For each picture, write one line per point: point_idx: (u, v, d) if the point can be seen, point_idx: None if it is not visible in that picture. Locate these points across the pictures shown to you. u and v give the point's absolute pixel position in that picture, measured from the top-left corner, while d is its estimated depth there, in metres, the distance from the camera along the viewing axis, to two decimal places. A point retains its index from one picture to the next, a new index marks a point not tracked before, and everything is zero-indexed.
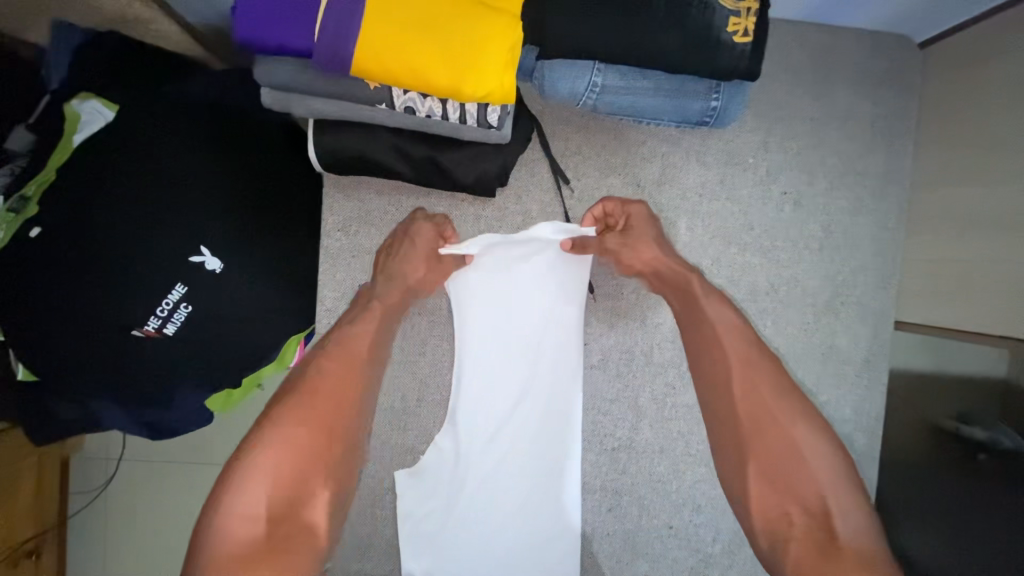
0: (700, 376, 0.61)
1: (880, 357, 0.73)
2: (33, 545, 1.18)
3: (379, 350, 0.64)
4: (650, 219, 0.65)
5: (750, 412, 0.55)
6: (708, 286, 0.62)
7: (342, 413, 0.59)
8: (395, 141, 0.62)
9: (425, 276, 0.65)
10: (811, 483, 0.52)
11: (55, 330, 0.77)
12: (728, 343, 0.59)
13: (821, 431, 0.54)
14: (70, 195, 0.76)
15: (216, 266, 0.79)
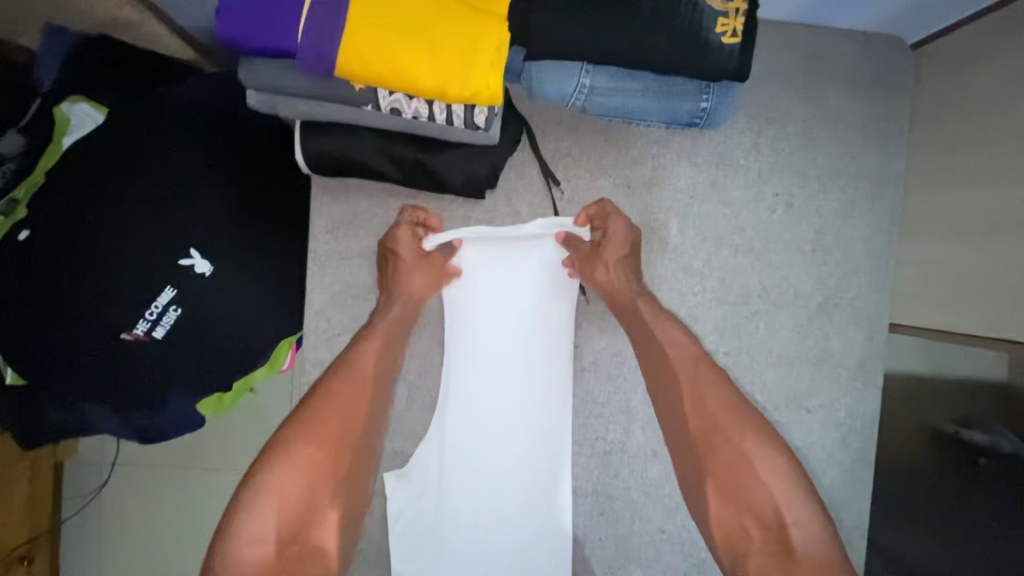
0: (660, 403, 0.62)
1: (874, 360, 0.72)
2: (26, 549, 1.25)
3: (387, 366, 0.63)
4: (627, 234, 0.65)
5: (702, 434, 0.57)
6: (656, 309, 0.63)
7: (351, 430, 0.58)
8: (382, 142, 0.62)
9: (424, 286, 0.64)
10: (766, 497, 0.53)
11: (44, 334, 0.76)
12: (676, 364, 0.60)
13: (773, 442, 0.56)
14: (59, 198, 0.75)
15: (205, 268, 0.79)
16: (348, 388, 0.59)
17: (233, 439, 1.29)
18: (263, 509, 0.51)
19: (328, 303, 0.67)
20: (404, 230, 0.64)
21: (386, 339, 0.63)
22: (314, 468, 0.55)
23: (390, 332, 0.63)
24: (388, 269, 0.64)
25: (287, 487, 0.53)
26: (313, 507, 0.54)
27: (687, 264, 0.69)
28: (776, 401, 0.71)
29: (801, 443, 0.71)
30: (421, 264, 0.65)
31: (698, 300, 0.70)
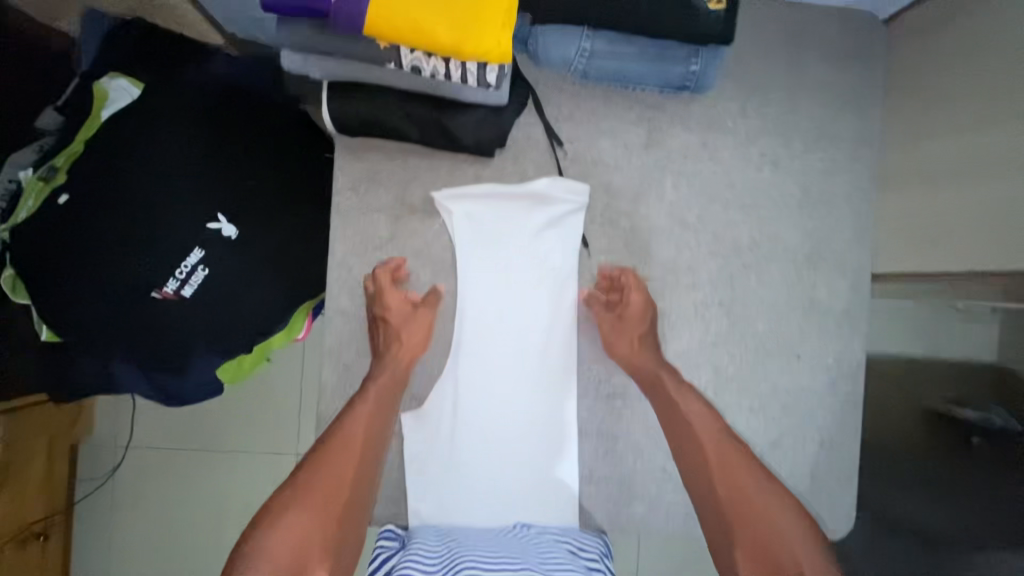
0: (688, 474, 0.67)
1: (858, 309, 0.77)
2: (41, 527, 1.28)
3: (379, 429, 0.68)
4: (646, 306, 0.72)
5: (733, 502, 0.62)
6: (681, 382, 0.70)
7: (341, 493, 0.63)
8: (401, 102, 0.67)
9: (409, 344, 0.71)
10: (793, 560, 0.57)
11: (79, 292, 0.81)
12: (700, 433, 0.67)
13: (777, 503, 0.62)
14: (97, 165, 0.81)
15: (232, 232, 0.85)
16: (343, 451, 0.65)
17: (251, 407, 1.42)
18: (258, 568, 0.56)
19: (349, 253, 0.72)
20: (392, 291, 0.70)
21: (377, 406, 0.68)
22: (306, 529, 0.60)
23: (381, 397, 0.69)
24: (380, 334, 0.71)
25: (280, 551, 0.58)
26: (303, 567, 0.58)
27: (681, 218, 0.75)
28: (768, 347, 0.76)
29: (792, 388, 0.76)
30: (412, 325, 0.71)
31: (693, 253, 0.75)
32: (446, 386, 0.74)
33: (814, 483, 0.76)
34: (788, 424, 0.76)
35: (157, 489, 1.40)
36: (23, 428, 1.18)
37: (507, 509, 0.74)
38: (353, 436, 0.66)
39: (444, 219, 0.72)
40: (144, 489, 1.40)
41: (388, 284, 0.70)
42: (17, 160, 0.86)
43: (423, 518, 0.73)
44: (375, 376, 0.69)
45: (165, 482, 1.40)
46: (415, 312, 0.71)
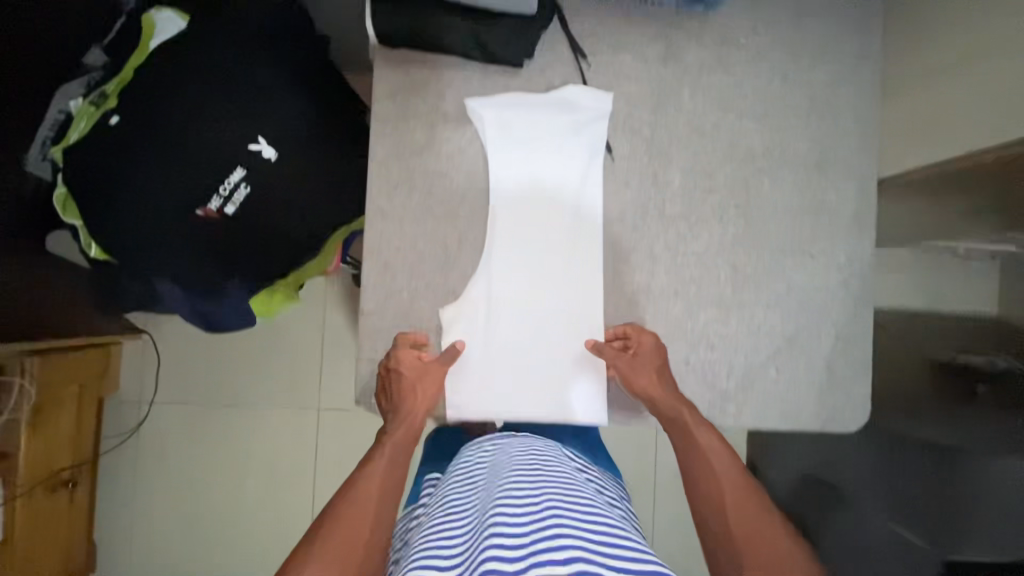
0: (700, 499, 0.72)
1: (866, 212, 0.82)
2: (69, 474, 1.29)
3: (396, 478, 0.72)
4: (649, 351, 0.77)
5: (742, 526, 0.67)
6: (698, 417, 0.76)
7: (362, 534, 0.65)
8: (440, 12, 0.73)
9: (423, 393, 0.76)
10: None
11: (129, 206, 0.85)
12: (716, 464, 0.73)
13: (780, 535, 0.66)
14: (147, 90, 0.86)
15: (271, 154, 0.90)
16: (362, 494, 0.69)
17: (275, 356, 1.46)
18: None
19: (388, 158, 0.76)
20: (407, 347, 0.75)
21: (392, 456, 0.73)
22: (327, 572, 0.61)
23: (397, 446, 0.74)
24: (394, 386, 0.75)
25: None
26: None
27: (699, 126, 0.79)
28: (783, 247, 0.80)
29: (806, 286, 0.80)
30: (426, 377, 0.76)
31: (710, 158, 0.80)
32: (481, 284, 0.78)
33: (831, 379, 0.80)
34: (803, 319, 0.80)
35: (185, 438, 1.44)
36: (56, 373, 1.20)
37: (538, 402, 0.79)
38: (375, 483, 0.71)
39: (477, 125, 0.77)
40: (171, 439, 1.44)
41: (407, 343, 0.76)
42: (68, 92, 0.92)
43: (459, 407, 0.78)
44: (392, 428, 0.75)
45: (191, 434, 1.44)
46: (429, 363, 0.76)
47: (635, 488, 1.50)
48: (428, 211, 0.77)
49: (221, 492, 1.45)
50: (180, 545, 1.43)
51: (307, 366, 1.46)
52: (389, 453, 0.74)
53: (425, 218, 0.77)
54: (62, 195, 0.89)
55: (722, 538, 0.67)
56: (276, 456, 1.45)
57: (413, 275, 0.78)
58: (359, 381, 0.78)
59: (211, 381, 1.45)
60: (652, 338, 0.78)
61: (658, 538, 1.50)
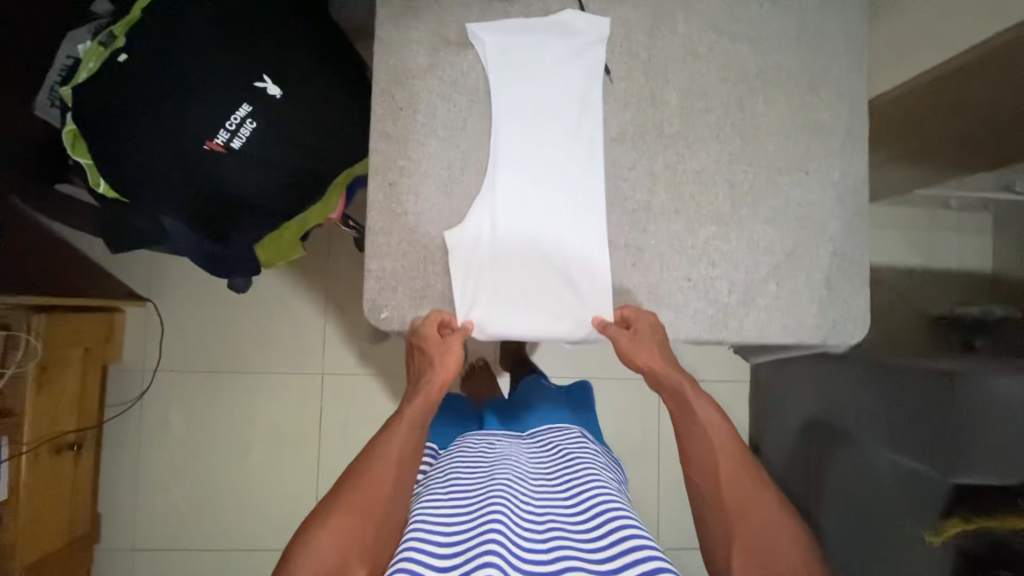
0: (693, 467, 0.76)
1: (858, 130, 0.84)
2: (75, 438, 1.29)
3: (411, 454, 0.75)
4: (654, 330, 0.78)
5: (735, 500, 0.71)
6: (699, 393, 0.79)
7: (380, 497, 0.70)
8: None
9: (441, 363, 0.78)
10: (783, 553, 0.67)
11: (135, 138, 0.87)
12: (712, 437, 0.76)
13: (773, 508, 0.70)
14: (153, 28, 0.88)
15: (276, 92, 0.92)
16: (379, 466, 0.72)
17: (278, 320, 1.46)
18: (305, 566, 0.64)
19: (392, 82, 0.78)
20: (425, 325, 0.77)
21: (410, 423, 0.76)
22: (345, 530, 0.66)
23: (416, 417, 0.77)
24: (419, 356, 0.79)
25: (328, 543, 0.66)
26: (345, 568, 0.64)
27: (693, 48, 0.82)
28: (779, 165, 0.82)
29: (803, 202, 0.82)
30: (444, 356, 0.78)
31: (705, 80, 0.82)
32: (487, 205, 0.79)
33: (832, 291, 0.82)
34: (802, 235, 0.82)
35: (188, 405, 1.44)
36: (61, 331, 1.21)
37: (541, 323, 0.81)
38: (395, 447, 0.74)
39: (477, 49, 0.79)
40: (173, 405, 1.44)
41: (425, 321, 0.77)
42: (75, 38, 0.94)
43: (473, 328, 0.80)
44: (413, 396, 0.78)
45: (195, 401, 1.44)
46: (447, 342, 0.77)
47: (640, 447, 1.51)
48: (431, 134, 0.79)
49: (225, 460, 1.44)
50: (186, 512, 1.43)
51: (310, 331, 1.47)
52: (408, 422, 0.76)
53: (428, 142, 0.78)
54: (71, 132, 0.91)
55: (712, 509, 0.72)
56: (278, 424, 1.45)
57: (418, 198, 0.78)
58: (367, 297, 0.78)
59: (212, 348, 1.45)
60: (652, 317, 0.79)
61: (663, 495, 1.51)
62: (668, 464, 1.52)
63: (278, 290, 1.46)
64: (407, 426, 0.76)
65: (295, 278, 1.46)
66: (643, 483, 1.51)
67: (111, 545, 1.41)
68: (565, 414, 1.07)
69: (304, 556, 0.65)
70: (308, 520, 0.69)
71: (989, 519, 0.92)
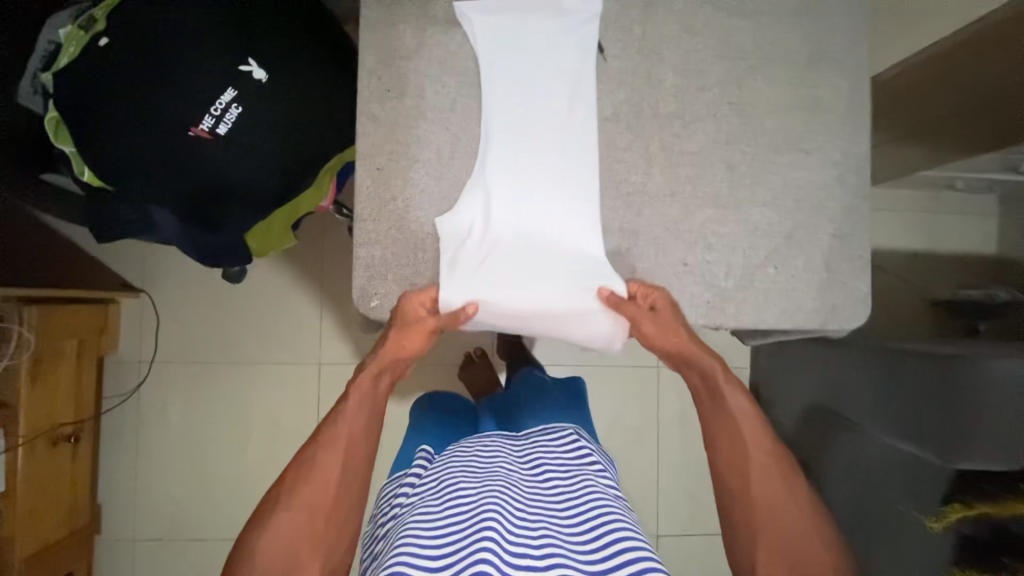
0: (723, 458, 0.78)
1: (860, 107, 0.81)
2: (72, 430, 1.28)
3: (359, 445, 0.75)
4: (672, 307, 0.77)
5: (764, 494, 0.74)
6: (730, 380, 0.80)
7: (328, 493, 0.72)
8: None
9: (396, 340, 0.77)
10: (805, 547, 0.71)
11: (118, 121, 0.85)
12: (744, 425, 0.78)
13: (800, 505, 0.73)
14: (136, 12, 0.86)
15: (261, 75, 0.89)
16: (328, 458, 0.73)
17: (274, 312, 1.45)
18: (260, 555, 0.68)
19: (378, 62, 0.76)
20: (409, 300, 0.74)
21: (359, 410, 0.77)
22: (297, 522, 0.70)
23: (364, 399, 0.78)
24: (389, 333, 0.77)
25: (281, 533, 0.70)
26: (297, 559, 0.69)
27: (689, 24, 0.79)
28: (778, 145, 0.80)
29: (803, 183, 0.80)
30: (411, 331, 0.76)
31: (702, 56, 0.79)
32: (478, 190, 0.77)
33: (832, 275, 0.80)
34: (801, 216, 0.80)
35: (185, 397, 1.44)
36: (54, 323, 1.20)
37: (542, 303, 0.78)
38: (343, 438, 0.74)
39: (465, 28, 0.77)
40: (169, 397, 1.44)
41: (409, 298, 0.75)
42: (56, 21, 0.91)
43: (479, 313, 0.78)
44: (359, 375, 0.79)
45: (191, 395, 1.44)
46: (421, 323, 0.76)
47: (638, 435, 1.51)
48: (420, 116, 0.76)
49: (223, 452, 1.44)
50: (185, 505, 1.43)
51: (306, 322, 1.46)
52: (355, 407, 0.77)
53: (417, 124, 0.76)
54: (54, 119, 0.89)
55: (740, 501, 0.75)
56: (274, 419, 1.45)
57: (406, 182, 0.77)
58: (356, 287, 0.77)
59: (207, 340, 1.45)
60: (664, 293, 0.77)
61: (662, 482, 1.51)
62: (666, 451, 1.51)
63: (273, 281, 1.45)
64: (356, 412, 0.77)
65: (290, 268, 1.45)
66: (641, 470, 1.51)
67: (112, 537, 1.42)
68: (559, 411, 1.04)
69: (259, 545, 0.69)
70: (266, 504, 0.72)
71: (988, 504, 0.92)
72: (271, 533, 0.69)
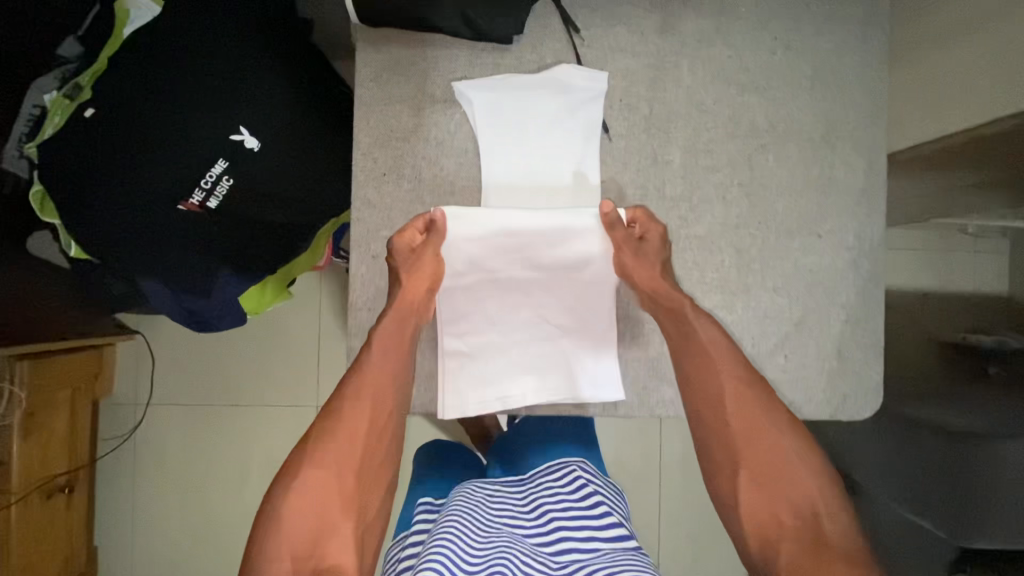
0: (695, 395, 0.71)
1: (876, 188, 0.78)
2: (66, 480, 1.27)
3: (383, 394, 0.69)
4: (664, 242, 0.73)
5: (743, 430, 0.67)
6: (697, 309, 0.72)
7: (357, 447, 0.66)
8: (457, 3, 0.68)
9: (410, 276, 0.70)
10: (800, 488, 0.64)
11: (105, 195, 0.82)
12: (716, 357, 0.71)
13: (791, 441, 0.67)
14: (123, 81, 0.82)
15: (254, 145, 0.85)
16: (353, 412, 0.67)
17: (272, 352, 1.43)
18: (286, 520, 0.61)
19: (374, 144, 0.73)
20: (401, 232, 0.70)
21: (380, 353, 0.70)
22: (324, 482, 0.63)
23: (387, 339, 0.70)
24: (395, 267, 0.71)
25: (307, 496, 0.62)
26: (327, 520, 0.62)
27: (698, 102, 0.76)
28: (790, 228, 0.77)
29: (815, 268, 0.77)
30: (418, 266, 0.71)
31: (711, 136, 0.76)
32: (463, 249, 0.72)
33: (842, 361, 0.77)
34: (813, 302, 0.77)
35: (182, 438, 1.42)
36: (47, 379, 1.18)
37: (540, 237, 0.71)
38: (367, 388, 0.68)
39: (465, 108, 0.73)
40: (164, 439, 1.42)
41: (402, 235, 0.70)
42: (42, 85, 0.91)
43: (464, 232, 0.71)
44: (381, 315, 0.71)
45: (188, 435, 1.42)
46: (422, 253, 0.71)
47: (640, 475, 1.49)
48: (417, 201, 0.74)
49: (220, 490, 1.42)
50: (183, 545, 1.42)
51: (305, 360, 1.43)
52: (376, 352, 0.70)
53: (414, 208, 0.74)
54: (38, 193, 0.87)
55: (721, 436, 0.68)
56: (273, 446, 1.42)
57: None
58: None
59: (202, 380, 1.42)
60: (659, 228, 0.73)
61: (664, 524, 1.49)
62: (668, 491, 1.49)
63: (270, 323, 1.43)
64: (376, 359, 0.69)
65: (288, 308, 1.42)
66: (642, 511, 1.49)
67: None
68: (568, 445, 0.98)
69: (285, 511, 0.61)
70: (282, 468, 0.65)
71: None
72: (295, 497, 0.62)
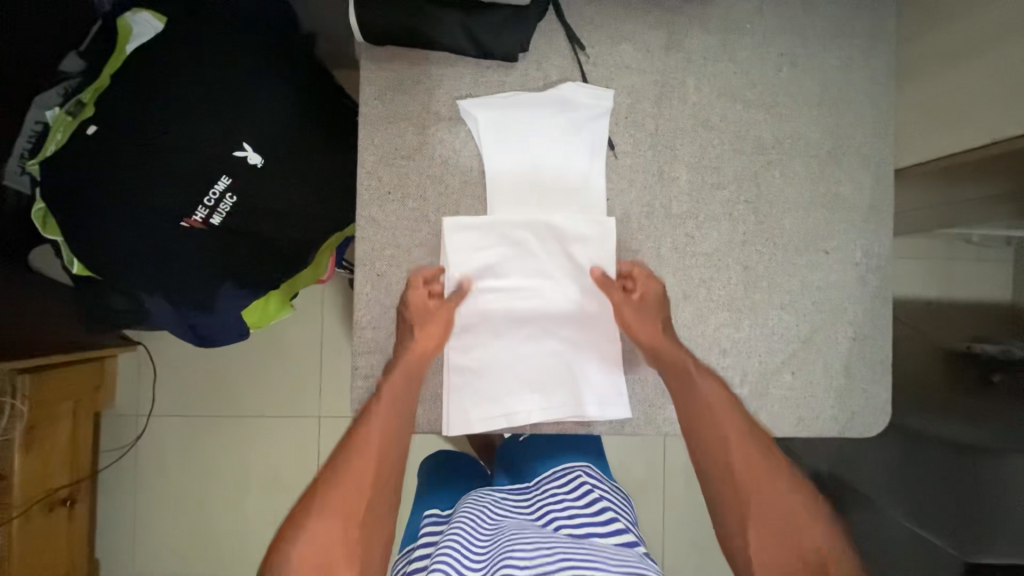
0: (699, 446, 0.71)
1: (883, 204, 0.77)
2: (67, 493, 1.27)
3: (388, 450, 0.69)
4: (662, 301, 0.74)
5: (749, 480, 0.67)
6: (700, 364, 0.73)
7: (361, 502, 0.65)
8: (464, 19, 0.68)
9: (418, 331, 0.70)
10: (807, 537, 0.64)
11: (106, 212, 0.81)
12: (719, 412, 0.70)
13: (794, 491, 0.67)
14: (124, 97, 0.81)
15: (257, 160, 0.85)
16: (358, 466, 0.67)
17: (273, 363, 1.42)
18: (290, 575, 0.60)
19: (378, 162, 0.72)
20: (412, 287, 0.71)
21: (387, 408, 0.69)
22: (330, 535, 0.63)
23: (393, 393, 0.70)
24: (403, 323, 0.72)
25: (312, 549, 0.62)
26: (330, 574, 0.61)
27: (704, 118, 0.75)
28: (797, 244, 0.76)
29: (822, 285, 0.77)
30: (427, 322, 0.71)
31: (717, 153, 0.76)
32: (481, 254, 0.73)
33: (851, 379, 0.77)
34: (820, 319, 0.77)
35: (182, 449, 1.42)
36: (50, 391, 1.18)
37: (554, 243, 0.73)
38: (372, 444, 0.68)
39: (469, 125, 0.73)
40: (165, 450, 1.41)
41: (414, 289, 0.71)
42: (44, 101, 0.91)
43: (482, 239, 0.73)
44: (389, 370, 0.71)
45: (188, 447, 1.42)
46: (432, 309, 0.71)
47: (643, 483, 1.48)
48: (422, 219, 0.74)
49: (222, 500, 1.41)
50: (185, 557, 1.41)
51: (307, 370, 1.43)
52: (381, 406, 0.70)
53: (419, 227, 0.74)
54: (41, 210, 0.87)
55: (728, 489, 0.68)
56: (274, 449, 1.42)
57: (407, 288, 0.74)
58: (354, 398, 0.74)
59: (202, 392, 1.42)
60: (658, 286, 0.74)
61: (668, 533, 1.48)
62: (671, 499, 1.48)
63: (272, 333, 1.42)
64: (381, 414, 0.69)
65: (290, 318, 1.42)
66: (646, 520, 1.48)
67: None
68: (572, 452, 0.97)
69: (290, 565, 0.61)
70: (288, 521, 0.65)
71: None
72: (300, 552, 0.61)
